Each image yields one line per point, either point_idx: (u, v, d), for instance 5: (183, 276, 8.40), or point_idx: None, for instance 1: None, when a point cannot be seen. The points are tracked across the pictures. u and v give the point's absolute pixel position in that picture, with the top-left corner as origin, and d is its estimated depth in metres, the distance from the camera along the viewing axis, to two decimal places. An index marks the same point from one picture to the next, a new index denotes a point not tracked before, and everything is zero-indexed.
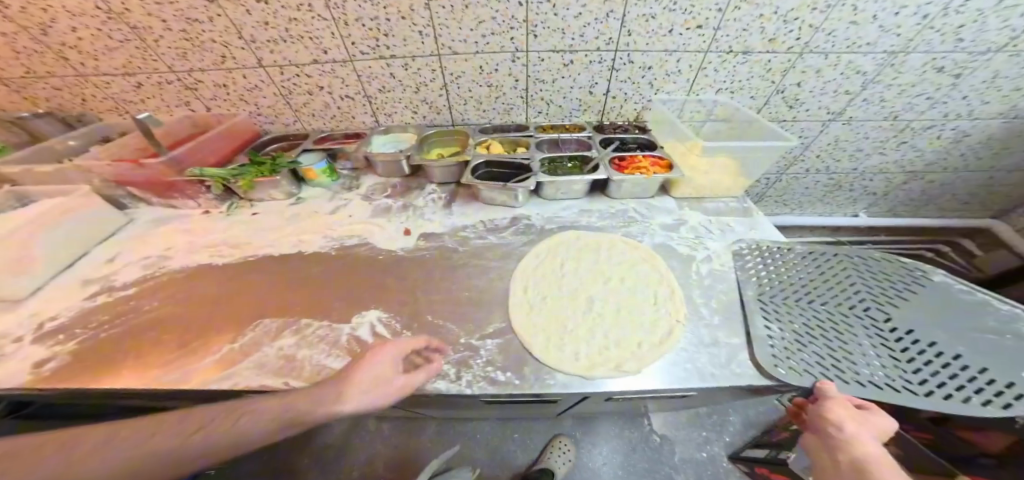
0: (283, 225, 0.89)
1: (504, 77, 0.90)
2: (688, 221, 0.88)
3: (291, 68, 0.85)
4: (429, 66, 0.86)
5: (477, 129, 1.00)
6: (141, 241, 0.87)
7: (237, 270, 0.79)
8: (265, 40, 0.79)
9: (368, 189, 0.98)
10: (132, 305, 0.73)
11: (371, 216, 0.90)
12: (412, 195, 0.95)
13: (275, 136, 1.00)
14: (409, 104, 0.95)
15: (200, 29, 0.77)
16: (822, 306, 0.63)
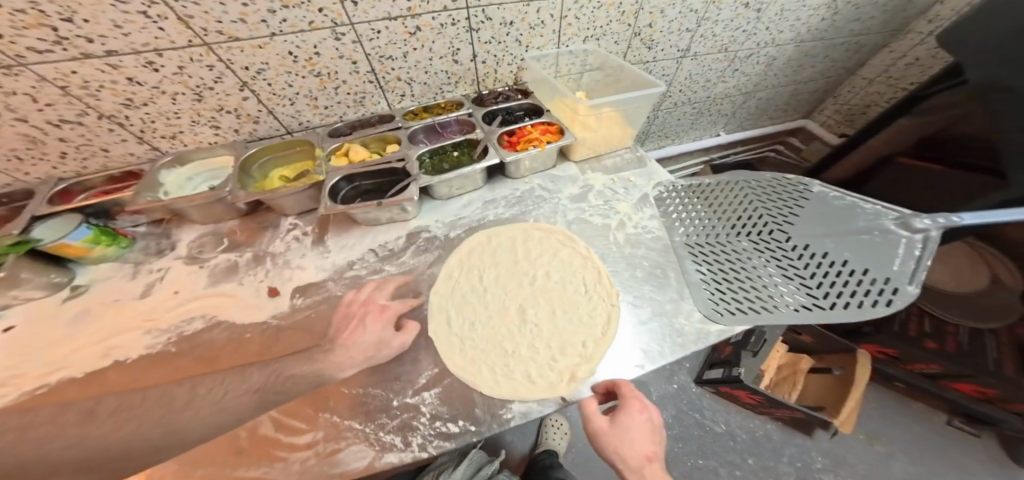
0: (46, 341, 0.56)
1: (331, 60, 0.68)
2: (594, 184, 0.86)
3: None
4: (200, 61, 0.59)
5: (325, 133, 0.77)
6: None
7: None
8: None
9: (189, 246, 0.68)
10: None
11: (212, 285, 0.63)
12: (265, 239, 0.70)
13: None
14: (198, 117, 0.67)
15: None
16: (738, 240, 0.71)
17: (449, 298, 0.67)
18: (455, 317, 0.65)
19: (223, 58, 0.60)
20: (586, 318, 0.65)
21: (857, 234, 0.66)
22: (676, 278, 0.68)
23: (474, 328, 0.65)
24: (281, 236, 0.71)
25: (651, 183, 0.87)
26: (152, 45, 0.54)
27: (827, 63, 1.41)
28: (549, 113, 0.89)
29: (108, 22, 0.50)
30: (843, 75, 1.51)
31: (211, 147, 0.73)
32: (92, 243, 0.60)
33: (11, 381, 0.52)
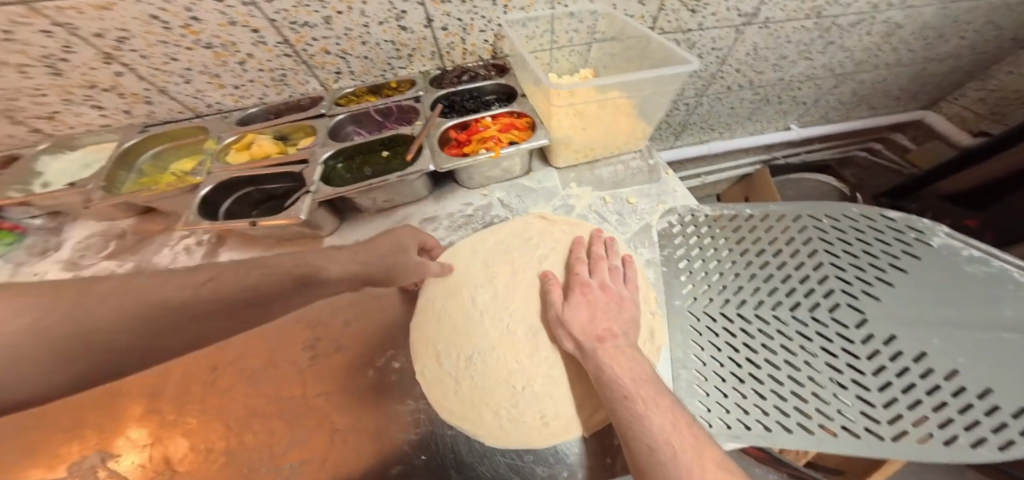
0: None
1: (217, 26, 0.51)
2: (575, 205, 0.66)
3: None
4: (35, 28, 0.44)
5: (235, 121, 0.63)
6: None
7: None
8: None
9: (68, 250, 0.58)
10: None
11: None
12: (154, 246, 0.58)
13: None
14: (73, 97, 0.54)
15: None
16: (770, 305, 0.48)
17: (433, 328, 0.53)
18: (449, 355, 0.51)
19: (62, 23, 0.45)
20: (519, 390, 0.47)
21: (980, 327, 0.42)
22: (660, 351, 0.48)
23: (471, 361, 0.50)
24: (173, 242, 0.58)
25: (658, 212, 0.63)
26: None
27: (982, 37, 0.95)
28: (523, 100, 0.65)
29: None
30: (998, 53, 1.03)
31: (104, 130, 0.61)
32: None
33: None
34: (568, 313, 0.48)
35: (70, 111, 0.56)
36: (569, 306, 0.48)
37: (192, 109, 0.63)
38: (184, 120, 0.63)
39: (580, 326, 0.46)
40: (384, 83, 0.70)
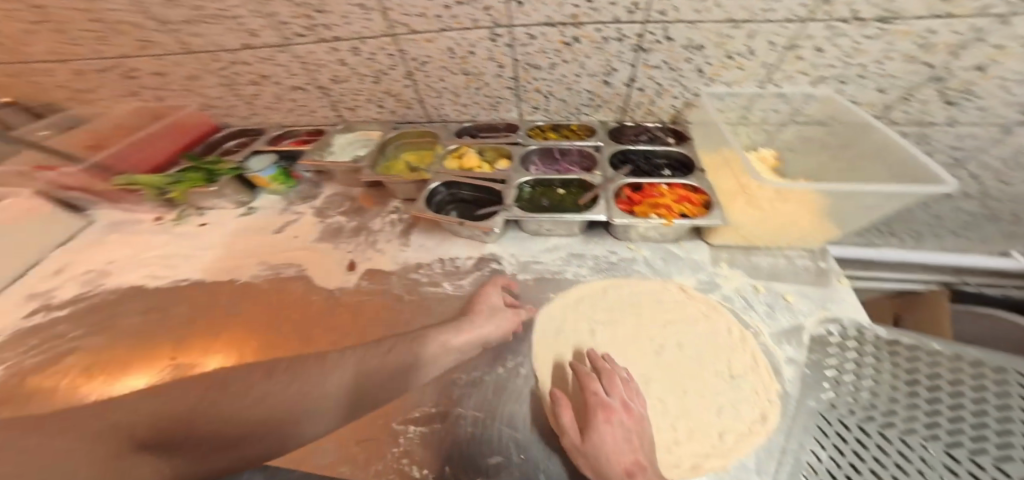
0: (223, 243, 0.73)
1: (482, 60, 0.65)
2: (721, 285, 0.62)
3: (214, 44, 0.67)
4: (383, 50, 0.64)
5: (452, 130, 0.80)
6: (93, 249, 0.75)
7: (173, 296, 0.65)
8: (182, 15, 0.62)
9: (323, 201, 0.80)
10: (59, 330, 0.62)
11: (316, 241, 0.71)
12: (370, 214, 0.76)
13: (239, 130, 0.89)
14: (373, 97, 0.76)
15: (107, 8, 0.63)
16: (924, 441, 0.40)
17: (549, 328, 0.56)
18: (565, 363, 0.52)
19: (403, 51, 0.64)
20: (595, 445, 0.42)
21: None
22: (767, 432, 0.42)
23: None
24: (386, 214, 0.75)
25: (817, 316, 0.55)
26: (361, 34, 0.61)
27: None
28: (701, 175, 0.67)
29: (342, 13, 0.58)
30: None
31: (371, 122, 0.83)
32: (274, 178, 0.78)
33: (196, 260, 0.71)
34: (594, 452, 0.37)
35: (364, 106, 0.79)
36: (591, 442, 0.38)
37: (427, 117, 0.81)
38: (421, 126, 0.82)
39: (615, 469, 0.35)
40: (567, 125, 0.78)
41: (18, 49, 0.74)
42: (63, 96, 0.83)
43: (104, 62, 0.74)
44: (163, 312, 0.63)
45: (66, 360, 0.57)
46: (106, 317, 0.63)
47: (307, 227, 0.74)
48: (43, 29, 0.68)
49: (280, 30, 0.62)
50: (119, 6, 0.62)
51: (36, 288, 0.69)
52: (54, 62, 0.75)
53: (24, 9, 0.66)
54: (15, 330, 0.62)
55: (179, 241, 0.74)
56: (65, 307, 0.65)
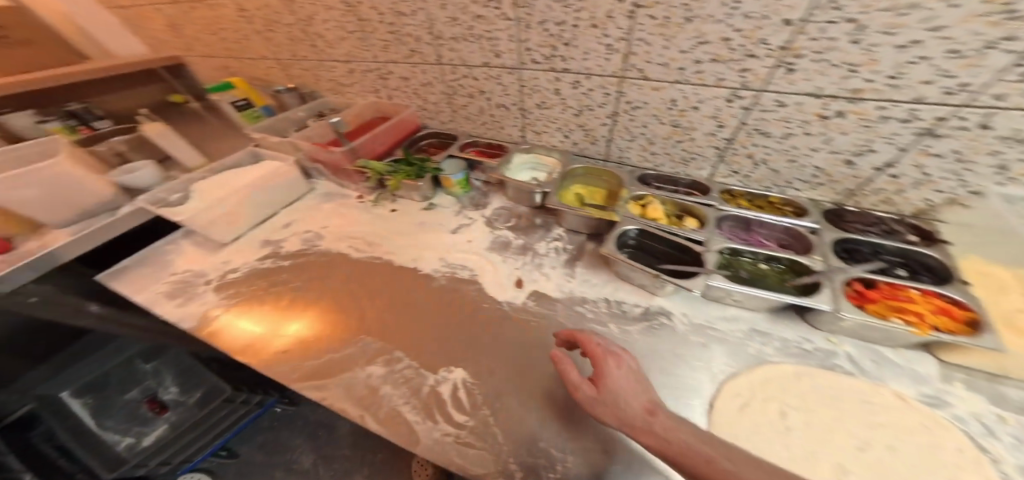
0: (410, 232, 0.84)
1: (700, 117, 0.61)
2: (951, 404, 0.46)
3: (461, 58, 0.78)
4: (603, 89, 0.65)
5: (637, 176, 0.76)
6: (310, 214, 0.91)
7: (358, 270, 0.78)
8: (450, 37, 0.74)
9: (492, 212, 0.87)
10: (284, 278, 0.77)
11: (489, 250, 0.78)
12: (536, 235, 0.81)
13: (432, 132, 1.02)
14: (564, 126, 0.79)
15: (401, 23, 0.78)
16: None
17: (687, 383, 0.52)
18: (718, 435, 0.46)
19: (622, 93, 0.64)
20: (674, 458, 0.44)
21: None
22: None
23: None
24: (550, 240, 0.80)
25: None
26: (589, 70, 0.64)
27: None
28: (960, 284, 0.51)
29: (584, 49, 0.61)
30: None
31: (551, 150, 0.86)
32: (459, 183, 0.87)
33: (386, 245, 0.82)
34: (612, 397, 0.41)
35: (557, 134, 0.82)
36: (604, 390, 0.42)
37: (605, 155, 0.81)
38: (602, 163, 0.81)
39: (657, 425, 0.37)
40: (761, 197, 0.69)
41: (317, 48, 0.96)
42: (326, 86, 1.08)
43: (369, 65, 0.93)
44: (360, 293, 0.73)
45: (285, 313, 0.70)
46: (319, 279, 0.77)
47: (480, 235, 0.82)
48: (344, 35, 0.88)
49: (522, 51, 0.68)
50: (410, 20, 0.76)
51: (270, 236, 0.86)
52: (337, 60, 0.97)
53: (338, 19, 0.84)
54: (254, 269, 0.78)
55: (376, 222, 0.88)
56: (290, 260, 0.80)
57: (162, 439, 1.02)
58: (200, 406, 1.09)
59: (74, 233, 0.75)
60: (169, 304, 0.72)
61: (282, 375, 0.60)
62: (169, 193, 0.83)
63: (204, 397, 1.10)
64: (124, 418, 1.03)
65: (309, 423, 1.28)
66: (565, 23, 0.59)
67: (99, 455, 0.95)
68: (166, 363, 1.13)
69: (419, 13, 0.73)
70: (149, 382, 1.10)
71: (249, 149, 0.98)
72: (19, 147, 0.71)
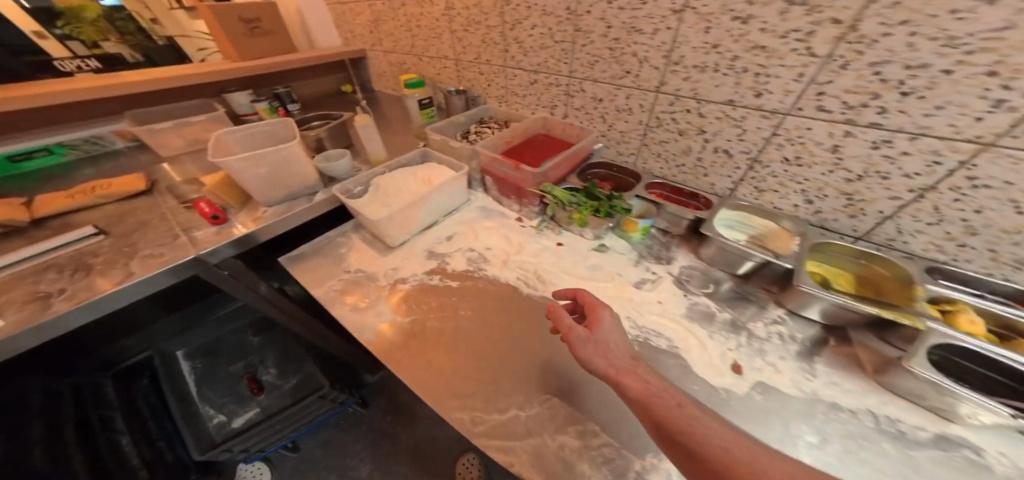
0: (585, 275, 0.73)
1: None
2: None
3: (694, 89, 0.64)
4: (933, 156, 0.49)
5: (927, 269, 0.57)
6: (470, 231, 0.86)
7: (522, 305, 0.70)
8: (697, 64, 0.61)
9: (681, 270, 0.74)
10: (453, 302, 0.70)
11: (686, 319, 0.66)
12: (748, 312, 0.67)
13: (603, 161, 0.87)
14: (813, 190, 0.62)
15: (632, 41, 0.66)
16: None
17: None
18: None
19: (973, 164, 0.46)
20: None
21: None
22: None
23: None
24: (765, 320, 0.65)
25: None
26: (924, 129, 0.48)
27: None
28: None
29: (936, 103, 0.45)
30: None
31: (772, 212, 0.68)
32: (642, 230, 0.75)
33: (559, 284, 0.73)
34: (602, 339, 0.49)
35: (778, 198, 0.68)
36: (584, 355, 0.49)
37: (859, 232, 0.63)
38: (854, 243, 0.63)
39: (630, 392, 0.42)
40: None
41: (509, 57, 0.92)
42: (496, 94, 1.06)
43: (559, 81, 0.84)
44: (539, 340, 0.65)
45: (459, 348, 0.64)
46: (485, 311, 0.69)
47: (671, 297, 0.70)
48: (548, 45, 0.80)
49: (807, 94, 0.54)
50: (645, 37, 0.64)
51: (434, 249, 0.82)
52: (524, 71, 0.91)
53: (554, 27, 0.76)
54: (423, 283, 0.74)
55: (549, 256, 0.78)
56: (457, 281, 0.74)
57: (252, 422, 0.97)
58: (291, 396, 1.03)
59: (276, 214, 0.77)
60: (344, 307, 0.69)
61: (465, 423, 0.53)
62: (354, 186, 0.86)
63: (297, 386, 1.05)
64: (223, 391, 1.04)
65: (374, 431, 1.24)
66: (923, 67, 0.44)
67: (195, 428, 0.94)
68: (270, 341, 1.16)
69: (668, 31, 0.61)
70: (253, 358, 1.12)
71: (421, 150, 0.98)
72: (255, 127, 0.83)
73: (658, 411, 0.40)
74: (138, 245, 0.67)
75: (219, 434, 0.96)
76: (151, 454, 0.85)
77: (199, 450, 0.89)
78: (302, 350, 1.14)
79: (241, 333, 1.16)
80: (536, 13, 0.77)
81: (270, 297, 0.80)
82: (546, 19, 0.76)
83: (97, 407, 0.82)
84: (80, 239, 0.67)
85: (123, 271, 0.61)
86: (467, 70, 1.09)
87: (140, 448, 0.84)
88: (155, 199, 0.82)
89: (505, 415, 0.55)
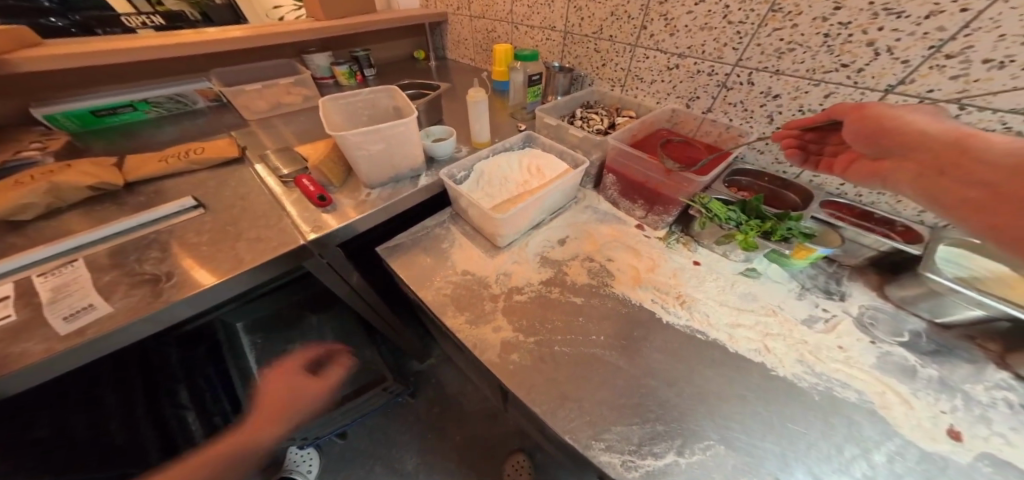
0: (729, 298, 0.61)
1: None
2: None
3: (960, 91, 0.51)
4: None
5: None
6: (586, 235, 0.75)
7: (654, 336, 0.58)
8: (986, 59, 0.47)
9: (862, 311, 0.58)
10: (580, 323, 0.60)
11: (881, 372, 0.50)
12: (973, 373, 0.49)
13: (751, 172, 0.74)
14: None
15: (874, 22, 0.53)
16: None
17: None
18: None
19: None
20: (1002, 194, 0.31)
21: None
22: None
23: None
24: (985, 383, 0.48)
25: None
26: None
27: None
28: None
29: None
30: None
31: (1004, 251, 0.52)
32: (813, 256, 0.59)
33: (704, 312, 0.60)
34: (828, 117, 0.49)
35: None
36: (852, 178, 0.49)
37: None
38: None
39: (929, 148, 0.36)
40: None
41: (651, 36, 0.80)
42: (611, 76, 0.93)
43: (716, 68, 0.73)
44: (683, 361, 0.54)
45: (601, 380, 0.53)
46: (623, 338, 0.58)
47: (856, 345, 0.53)
48: (719, 27, 0.68)
49: None
50: (901, 22, 0.51)
51: (548, 253, 0.72)
52: (666, 52, 0.79)
53: (736, 5, 0.65)
54: (542, 297, 0.64)
55: (689, 278, 0.65)
56: (581, 297, 0.64)
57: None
58: (351, 383, 1.00)
59: (382, 198, 0.69)
60: (458, 317, 0.61)
61: (617, 469, 0.44)
62: (459, 171, 0.77)
63: (357, 373, 1.02)
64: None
65: (421, 422, 1.18)
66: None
67: (255, 409, 0.91)
68: (328, 320, 1.12)
69: (962, 14, 0.46)
70: (312, 338, 1.08)
71: (525, 133, 0.87)
72: (358, 94, 0.76)
73: (954, 156, 0.34)
74: (240, 225, 0.61)
75: None
76: (209, 431, 0.81)
77: None
78: (361, 334, 1.09)
79: (302, 308, 1.12)
80: None
81: (357, 290, 0.74)
82: None
83: (167, 379, 0.80)
84: (180, 212, 0.62)
85: (230, 256, 0.55)
86: (579, 45, 0.95)
87: (206, 422, 0.80)
88: (247, 169, 0.75)
89: (663, 460, 0.45)
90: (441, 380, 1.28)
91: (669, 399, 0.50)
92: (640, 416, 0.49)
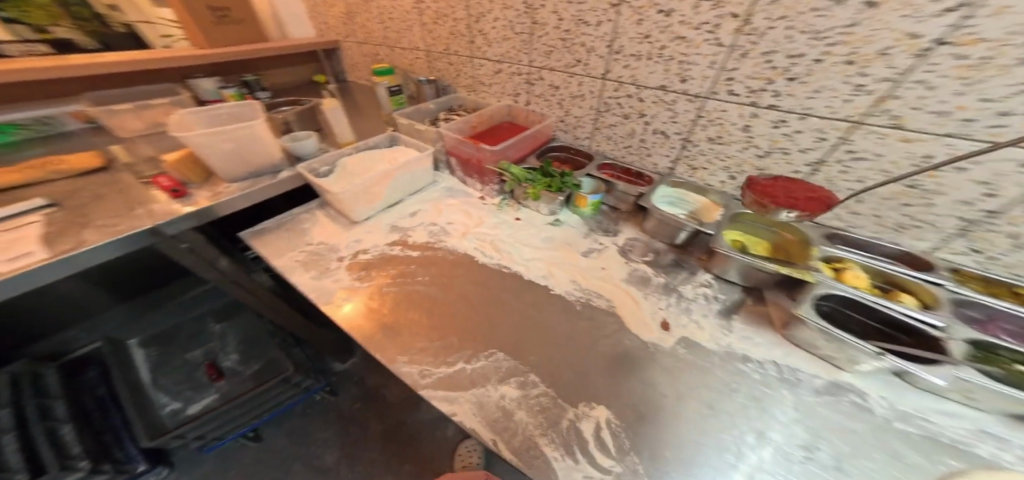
0: (535, 242, 0.78)
1: (960, 180, 0.49)
2: None
3: (633, 76, 0.72)
4: (820, 132, 0.56)
5: (825, 232, 0.62)
6: (435, 207, 0.90)
7: (465, 277, 0.72)
8: (635, 54, 0.69)
9: (624, 241, 0.78)
10: (411, 270, 0.73)
11: (625, 282, 0.69)
12: (680, 275, 0.70)
13: (563, 145, 0.95)
14: (734, 167, 0.69)
15: (581, 32, 0.74)
16: None
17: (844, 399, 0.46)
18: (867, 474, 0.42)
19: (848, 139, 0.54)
20: None
21: None
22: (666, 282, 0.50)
23: None
24: (695, 283, 0.68)
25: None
26: (811, 110, 0.55)
27: None
28: None
29: (817, 86, 0.53)
30: None
31: (702, 189, 0.75)
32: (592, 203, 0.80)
33: (509, 252, 0.77)
34: None
35: (710, 175, 0.74)
36: None
37: None
38: None
39: None
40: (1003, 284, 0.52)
41: (478, 49, 1.00)
42: (465, 83, 1.12)
43: (520, 69, 0.93)
44: (486, 292, 0.69)
45: (416, 310, 0.66)
46: (443, 278, 0.72)
47: (614, 265, 0.73)
48: (512, 37, 0.89)
49: (720, 80, 0.61)
50: (589, 28, 0.73)
51: (398, 223, 0.85)
52: (490, 60, 0.99)
53: (514, 19, 0.85)
54: (385, 254, 0.77)
55: (506, 229, 0.82)
56: (417, 252, 0.78)
57: (209, 407, 1.03)
58: (252, 380, 1.10)
59: (240, 188, 0.79)
60: (306, 275, 0.71)
61: (414, 377, 0.55)
62: (320, 166, 0.89)
63: (259, 371, 1.13)
64: (179, 378, 1.09)
65: (340, 417, 1.29)
66: (804, 55, 0.52)
67: (146, 411, 0.99)
68: (231, 328, 1.21)
69: (613, 24, 0.69)
70: (213, 346, 1.17)
71: (390, 133, 1.02)
72: (222, 107, 0.86)
73: None
74: (89, 217, 0.68)
75: (172, 420, 1.00)
76: (98, 445, 0.90)
77: (149, 435, 0.93)
78: (263, 337, 1.20)
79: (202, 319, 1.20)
80: (501, 6, 0.85)
81: (232, 276, 0.82)
82: (506, 11, 0.85)
83: (37, 396, 0.87)
84: (30, 210, 0.67)
85: (75, 240, 0.62)
86: (438, 60, 1.14)
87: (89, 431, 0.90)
88: (110, 175, 0.82)
89: (453, 367, 0.57)
90: (364, 376, 1.40)
91: (473, 318, 0.65)
92: (443, 329, 0.63)
